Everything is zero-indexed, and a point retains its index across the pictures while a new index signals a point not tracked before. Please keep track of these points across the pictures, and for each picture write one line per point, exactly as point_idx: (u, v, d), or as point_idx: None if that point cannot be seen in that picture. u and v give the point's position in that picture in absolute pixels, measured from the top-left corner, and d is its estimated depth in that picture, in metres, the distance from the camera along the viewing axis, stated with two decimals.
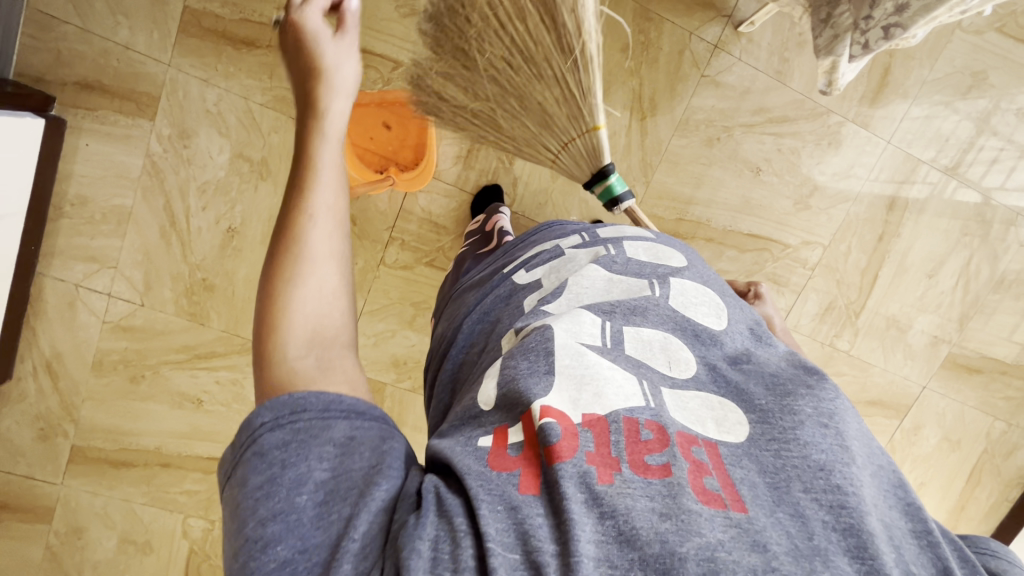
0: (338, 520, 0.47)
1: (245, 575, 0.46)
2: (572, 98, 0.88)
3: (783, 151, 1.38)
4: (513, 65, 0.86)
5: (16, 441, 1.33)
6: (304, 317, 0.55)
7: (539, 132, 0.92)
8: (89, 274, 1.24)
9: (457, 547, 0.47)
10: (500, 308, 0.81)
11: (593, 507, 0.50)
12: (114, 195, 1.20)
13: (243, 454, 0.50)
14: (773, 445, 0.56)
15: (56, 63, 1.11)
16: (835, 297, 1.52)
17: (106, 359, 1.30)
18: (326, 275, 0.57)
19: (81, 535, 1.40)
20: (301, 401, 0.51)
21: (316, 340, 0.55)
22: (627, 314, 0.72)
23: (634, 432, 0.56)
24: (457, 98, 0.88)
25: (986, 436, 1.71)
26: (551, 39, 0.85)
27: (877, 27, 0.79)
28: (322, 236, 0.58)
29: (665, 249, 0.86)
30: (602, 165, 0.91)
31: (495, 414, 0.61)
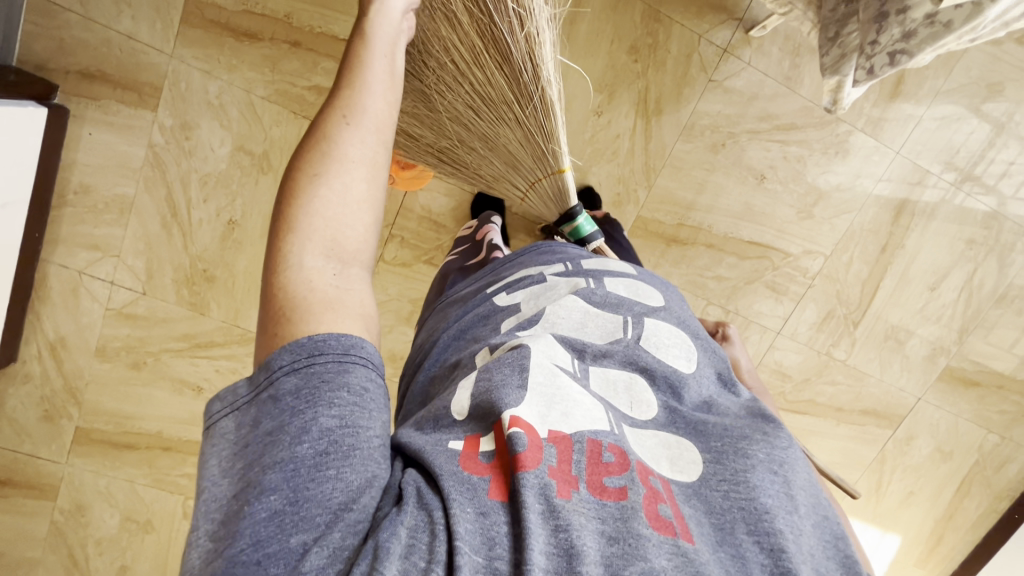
0: (334, 479, 0.49)
1: (235, 518, 0.47)
2: (535, 141, 0.94)
3: (789, 159, 1.37)
4: (477, 110, 0.92)
5: (21, 421, 1.37)
6: (325, 219, 0.57)
7: (507, 171, 0.98)
8: (92, 262, 1.25)
9: (433, 540, 0.49)
10: (477, 328, 0.82)
11: (548, 519, 0.51)
12: (117, 185, 1.21)
13: (257, 394, 0.53)
14: (723, 485, 0.57)
15: (59, 51, 1.11)
16: (834, 306, 1.51)
17: (109, 345, 1.33)
18: (353, 181, 0.60)
19: (85, 512, 1.44)
20: (321, 343, 0.52)
21: (333, 246, 0.57)
22: (596, 356, 0.72)
23: (596, 454, 0.58)
24: (424, 136, 0.94)
25: (978, 448, 1.72)
26: (512, 85, 0.89)
27: (883, 52, 0.78)
28: (356, 143, 0.61)
29: (646, 288, 0.86)
30: (569, 207, 0.99)
31: (467, 424, 0.61)
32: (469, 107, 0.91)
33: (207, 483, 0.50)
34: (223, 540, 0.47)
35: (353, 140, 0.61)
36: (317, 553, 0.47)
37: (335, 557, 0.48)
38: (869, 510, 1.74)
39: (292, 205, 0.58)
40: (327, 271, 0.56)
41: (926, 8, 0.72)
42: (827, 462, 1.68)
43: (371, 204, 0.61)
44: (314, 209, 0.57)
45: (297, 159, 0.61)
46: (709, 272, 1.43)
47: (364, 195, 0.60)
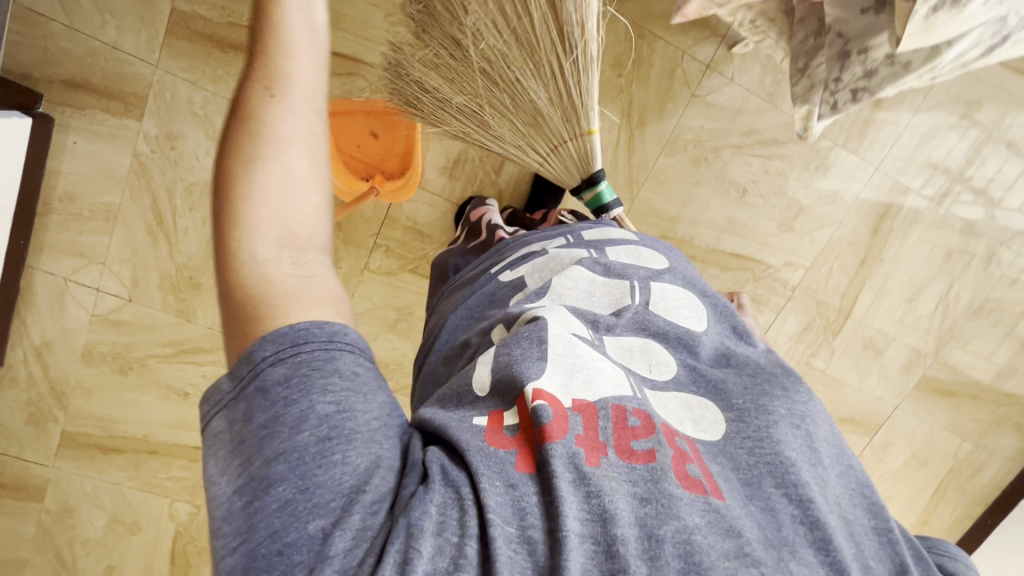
0: (341, 464, 0.48)
1: (250, 514, 0.46)
2: (566, 98, 0.93)
3: (770, 174, 1.38)
4: (506, 61, 0.91)
5: (8, 425, 1.38)
6: (270, 209, 0.52)
7: (529, 132, 0.97)
8: (78, 269, 1.26)
9: (463, 515, 0.50)
10: (486, 307, 0.83)
11: (580, 486, 0.53)
12: (102, 193, 1.21)
13: (242, 387, 0.50)
14: (747, 442, 0.61)
15: (43, 61, 1.11)
16: (813, 318, 1.54)
17: (96, 350, 1.34)
18: (293, 161, 0.53)
19: (72, 514, 1.46)
20: (304, 332, 0.50)
21: (285, 235, 0.52)
22: (609, 325, 0.74)
23: (621, 418, 0.59)
24: (443, 89, 0.94)
25: (953, 455, 1.76)
26: (555, 36, 0.89)
27: (846, 89, 0.82)
28: (287, 116, 0.53)
29: (648, 252, 0.86)
30: (592, 171, 0.97)
31: (489, 399, 0.63)
32: (499, 58, 0.91)
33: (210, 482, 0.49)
34: (241, 535, 0.46)
35: (281, 114, 0.53)
36: (339, 536, 0.47)
37: (360, 538, 0.47)
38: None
39: (229, 200, 0.51)
40: (284, 261, 0.52)
41: (886, 49, 0.77)
42: None
43: (318, 181, 0.54)
44: (255, 200, 0.51)
45: (223, 146, 0.53)
46: None
47: (309, 172, 0.54)
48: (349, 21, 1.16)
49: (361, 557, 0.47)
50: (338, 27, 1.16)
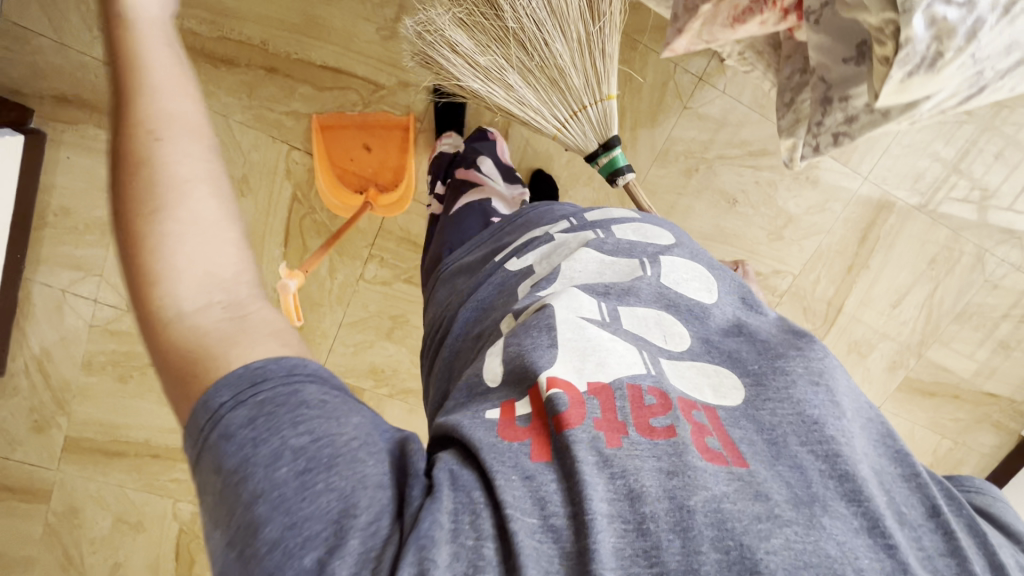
0: (326, 491, 0.45)
1: (242, 563, 0.43)
2: (590, 64, 1.03)
3: (760, 184, 1.40)
4: (535, 27, 1.01)
5: (12, 431, 1.41)
6: (184, 258, 0.46)
7: (553, 97, 1.04)
8: (75, 281, 1.28)
9: (476, 518, 0.50)
10: (495, 296, 0.86)
11: (604, 468, 0.54)
12: (97, 207, 1.22)
13: (203, 439, 0.46)
14: (768, 404, 0.62)
15: (33, 76, 1.10)
16: (800, 322, 1.57)
17: (96, 359, 1.36)
18: (198, 204, 0.48)
19: (78, 514, 1.50)
20: (262, 369, 0.47)
21: (210, 281, 0.47)
22: (620, 295, 0.76)
23: (639, 399, 0.61)
24: (470, 52, 1.03)
25: (932, 452, 1.82)
26: (583, 9, 1.02)
27: (827, 133, 0.69)
28: (177, 159, 0.48)
29: (652, 229, 0.90)
30: (608, 137, 1.02)
31: (501, 390, 0.65)
32: (530, 24, 1.01)
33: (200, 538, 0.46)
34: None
35: (172, 158, 0.47)
36: (338, 565, 0.43)
37: (365, 561, 0.44)
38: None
39: (137, 260, 0.46)
40: (212, 307, 0.47)
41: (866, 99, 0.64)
42: None
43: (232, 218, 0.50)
44: (171, 250, 0.46)
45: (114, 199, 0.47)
46: None
47: (219, 211, 0.49)
48: (339, 34, 1.15)
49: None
50: (329, 41, 1.15)
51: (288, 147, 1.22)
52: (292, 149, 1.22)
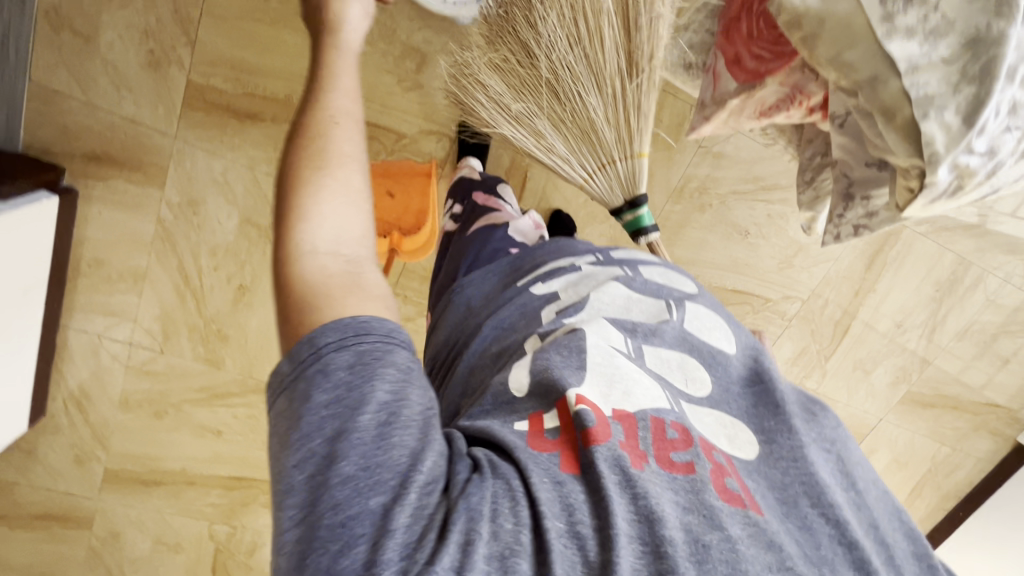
0: (399, 446, 0.49)
1: (314, 490, 0.47)
2: (625, 118, 0.95)
3: (772, 217, 1.43)
4: (571, 74, 0.94)
5: (54, 465, 1.47)
6: (327, 211, 0.55)
7: (582, 147, 0.98)
8: (110, 326, 1.32)
9: (515, 506, 0.51)
10: (516, 318, 0.81)
11: (626, 488, 0.54)
12: (128, 257, 1.25)
13: (301, 369, 0.50)
14: (782, 462, 0.62)
15: (63, 137, 1.12)
16: (808, 343, 1.63)
17: (132, 398, 1.42)
18: (349, 173, 0.58)
19: (119, 537, 1.58)
20: (366, 323, 0.52)
21: (341, 238, 0.55)
22: (646, 334, 0.73)
23: (662, 432, 0.60)
24: (501, 95, 0.97)
25: (931, 458, 1.90)
26: (624, 59, 0.93)
27: (848, 225, 0.72)
28: (344, 137, 0.59)
29: (677, 276, 0.87)
30: (636, 194, 0.96)
31: (529, 401, 0.64)
32: (566, 69, 0.94)
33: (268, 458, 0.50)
34: (303, 509, 0.47)
35: (341, 136, 0.59)
36: (399, 512, 0.47)
37: (419, 516, 0.48)
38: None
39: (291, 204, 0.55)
40: (336, 259, 0.54)
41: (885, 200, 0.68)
42: None
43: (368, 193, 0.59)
44: (318, 199, 0.55)
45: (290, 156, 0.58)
46: None
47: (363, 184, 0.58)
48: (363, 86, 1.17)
49: (421, 531, 0.47)
50: None
51: None
52: None
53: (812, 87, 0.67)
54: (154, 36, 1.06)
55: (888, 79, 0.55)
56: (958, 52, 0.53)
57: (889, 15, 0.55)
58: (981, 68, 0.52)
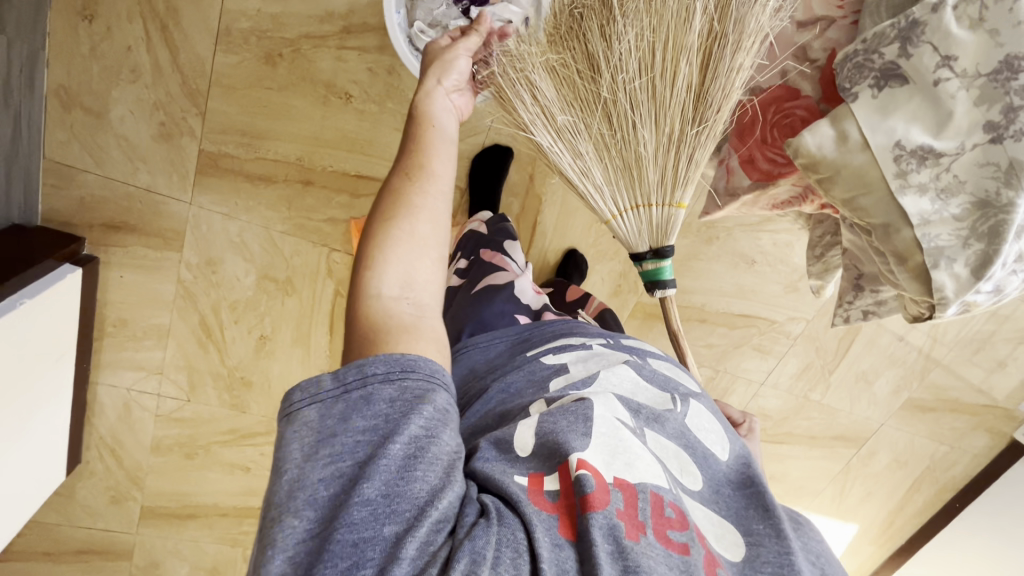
0: (421, 480, 0.52)
1: (337, 507, 0.50)
2: (675, 161, 0.78)
3: (778, 245, 1.48)
4: (632, 101, 0.78)
5: (92, 505, 1.51)
6: (399, 259, 0.64)
7: (618, 180, 0.80)
8: (138, 379, 1.36)
9: (517, 558, 0.52)
10: (523, 385, 0.76)
11: (617, 560, 0.54)
12: (151, 315, 1.28)
13: (345, 390, 0.54)
14: (768, 567, 0.61)
15: (81, 208, 1.16)
16: (812, 359, 1.66)
17: (163, 442, 1.46)
18: (420, 226, 0.66)
19: (159, 565, 1.60)
20: (413, 362, 0.57)
21: (407, 281, 0.63)
22: (650, 418, 0.71)
23: (659, 509, 0.59)
24: (549, 103, 0.79)
25: (930, 455, 1.84)
26: (692, 99, 0.77)
27: (858, 311, 0.76)
28: (423, 192, 0.67)
29: (684, 373, 0.85)
30: (664, 244, 0.78)
31: (530, 461, 0.62)
32: (630, 94, 0.77)
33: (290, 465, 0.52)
34: (321, 521, 0.50)
35: (419, 192, 0.67)
36: (409, 543, 0.49)
37: (424, 551, 0.50)
38: (831, 507, 1.91)
39: (370, 246, 0.64)
40: (403, 302, 0.62)
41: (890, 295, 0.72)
42: (798, 477, 1.85)
43: (435, 243, 0.67)
44: (391, 250, 0.64)
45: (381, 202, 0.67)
46: (702, 341, 1.60)
47: (429, 234, 0.66)
48: (374, 145, 1.19)
49: (423, 565, 0.50)
50: (364, 152, 1.19)
51: (329, 249, 1.27)
52: (332, 251, 1.27)
53: (817, 197, 0.76)
54: (164, 108, 1.10)
55: (901, 228, 0.59)
56: (969, 211, 0.56)
57: (902, 172, 0.57)
58: (990, 228, 0.55)
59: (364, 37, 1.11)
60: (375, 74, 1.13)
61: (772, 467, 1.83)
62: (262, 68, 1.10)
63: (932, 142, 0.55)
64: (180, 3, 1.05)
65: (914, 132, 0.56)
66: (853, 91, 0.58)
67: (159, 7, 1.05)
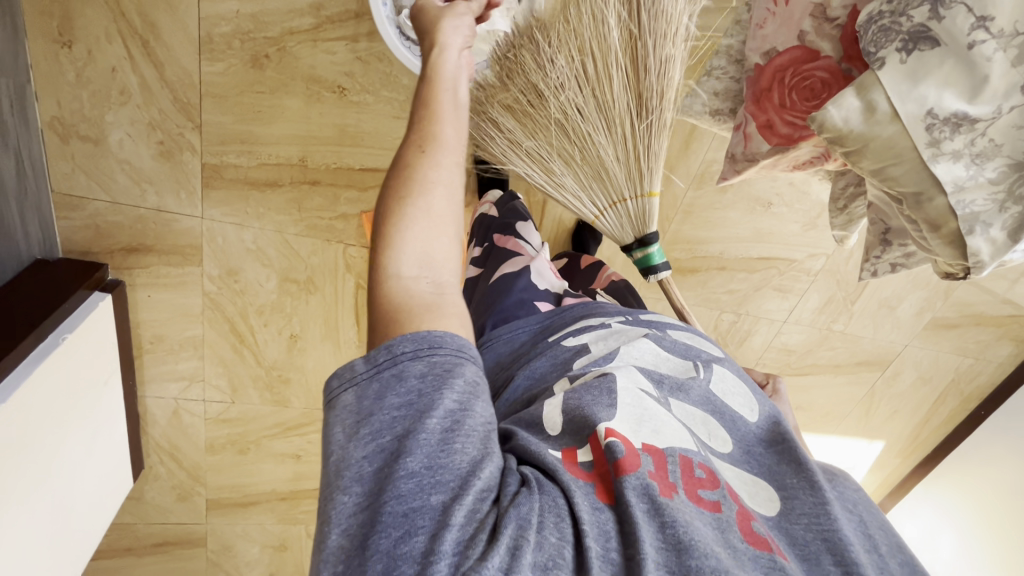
0: (461, 451, 0.49)
1: (381, 483, 0.47)
2: (635, 155, 0.84)
3: (794, 184, 1.45)
4: (583, 113, 0.83)
5: (161, 503, 1.59)
6: (416, 237, 0.58)
7: (590, 184, 0.86)
8: (182, 389, 1.41)
9: (561, 522, 0.49)
10: (547, 369, 0.76)
11: (654, 518, 0.51)
12: (184, 328, 1.32)
13: (378, 371, 0.51)
14: (804, 518, 0.56)
15: (98, 236, 1.17)
16: (834, 292, 1.64)
17: (216, 442, 1.52)
18: (434, 199, 0.60)
19: (232, 548, 1.70)
20: (440, 338, 0.53)
21: (426, 259, 0.58)
22: (674, 387, 0.69)
23: (689, 470, 0.56)
24: (515, 132, 0.86)
25: (955, 370, 1.83)
26: (632, 98, 0.83)
27: (886, 264, 0.76)
28: (433, 163, 0.61)
29: (706, 341, 0.81)
30: (645, 233, 0.86)
31: (561, 438, 0.59)
32: (578, 108, 0.83)
33: (335, 448, 0.49)
34: (369, 496, 0.46)
35: (430, 165, 0.61)
36: (458, 509, 0.46)
37: (471, 519, 0.47)
38: (857, 428, 1.97)
39: (385, 224, 0.58)
40: (421, 280, 0.57)
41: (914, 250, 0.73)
42: (825, 404, 1.90)
43: (452, 217, 0.60)
44: (406, 226, 0.58)
45: (394, 175, 0.61)
46: (722, 288, 1.60)
47: (447, 209, 0.60)
48: (374, 136, 1.16)
49: (473, 532, 0.46)
50: (365, 145, 1.17)
51: (344, 245, 1.27)
52: (347, 247, 1.28)
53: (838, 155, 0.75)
54: (160, 127, 1.09)
55: (935, 197, 0.60)
56: (1005, 175, 0.56)
57: (935, 141, 0.57)
58: None
59: (346, 25, 1.06)
60: (364, 62, 1.10)
61: (798, 398, 1.86)
62: (250, 72, 1.07)
63: (967, 108, 0.56)
64: (155, 14, 1.02)
65: (947, 98, 0.56)
66: (879, 56, 0.58)
67: (137, 23, 1.02)
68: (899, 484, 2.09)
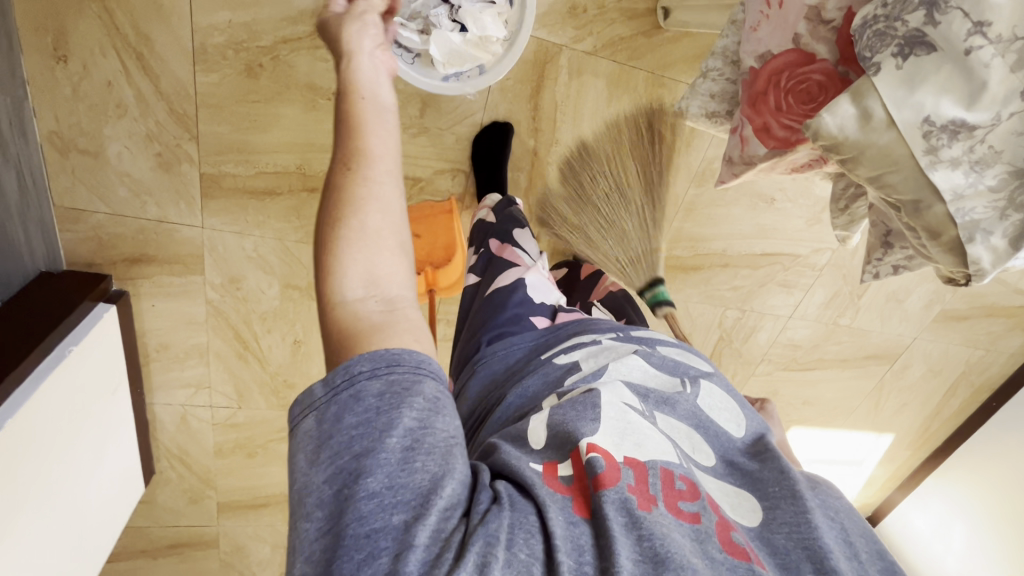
0: (422, 469, 0.48)
1: (342, 505, 0.46)
2: (646, 220, 1.05)
3: (797, 179, 1.44)
4: (606, 190, 1.06)
5: (173, 507, 1.61)
6: (357, 258, 0.57)
7: (612, 245, 1.07)
8: (189, 396, 1.43)
9: (530, 539, 0.49)
10: (539, 387, 0.75)
11: (632, 531, 0.51)
12: (188, 336, 1.33)
13: (334, 393, 0.50)
14: (785, 528, 0.56)
15: (100, 247, 1.18)
16: (840, 287, 1.62)
17: (225, 446, 1.54)
18: (367, 215, 0.58)
19: (243, 550, 1.72)
20: (397, 355, 0.52)
21: (370, 278, 0.57)
22: (660, 400, 0.68)
23: (670, 482, 0.56)
24: (557, 208, 1.11)
25: (965, 362, 1.82)
26: (640, 176, 1.06)
27: (888, 266, 0.75)
28: (361, 179, 0.59)
29: (697, 356, 0.80)
30: (654, 277, 1.03)
31: (544, 451, 0.59)
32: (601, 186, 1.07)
33: (298, 473, 0.49)
34: (331, 519, 0.46)
35: (358, 181, 0.59)
36: (421, 528, 0.46)
37: (436, 537, 0.47)
38: (867, 422, 1.95)
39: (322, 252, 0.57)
40: (369, 301, 0.56)
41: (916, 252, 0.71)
42: (834, 399, 1.88)
43: (390, 229, 0.59)
44: (345, 249, 0.57)
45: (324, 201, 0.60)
46: (726, 285, 1.59)
47: (383, 223, 0.59)
48: None
49: (439, 551, 0.46)
50: None
51: None
52: None
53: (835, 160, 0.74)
54: (158, 138, 1.10)
55: (933, 204, 0.58)
56: (1006, 182, 0.55)
57: (932, 148, 0.56)
58: None
59: None
60: None
61: (806, 393, 1.84)
62: (245, 81, 1.08)
63: (965, 115, 0.54)
64: (149, 26, 1.02)
65: (943, 105, 0.54)
66: (875, 61, 0.57)
67: (131, 36, 1.02)
68: (910, 476, 2.07)
